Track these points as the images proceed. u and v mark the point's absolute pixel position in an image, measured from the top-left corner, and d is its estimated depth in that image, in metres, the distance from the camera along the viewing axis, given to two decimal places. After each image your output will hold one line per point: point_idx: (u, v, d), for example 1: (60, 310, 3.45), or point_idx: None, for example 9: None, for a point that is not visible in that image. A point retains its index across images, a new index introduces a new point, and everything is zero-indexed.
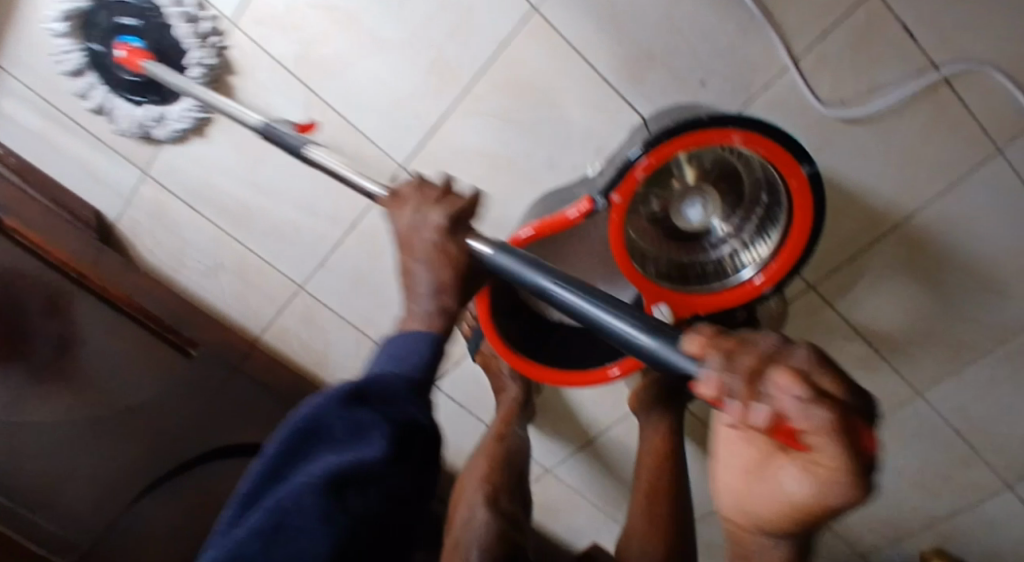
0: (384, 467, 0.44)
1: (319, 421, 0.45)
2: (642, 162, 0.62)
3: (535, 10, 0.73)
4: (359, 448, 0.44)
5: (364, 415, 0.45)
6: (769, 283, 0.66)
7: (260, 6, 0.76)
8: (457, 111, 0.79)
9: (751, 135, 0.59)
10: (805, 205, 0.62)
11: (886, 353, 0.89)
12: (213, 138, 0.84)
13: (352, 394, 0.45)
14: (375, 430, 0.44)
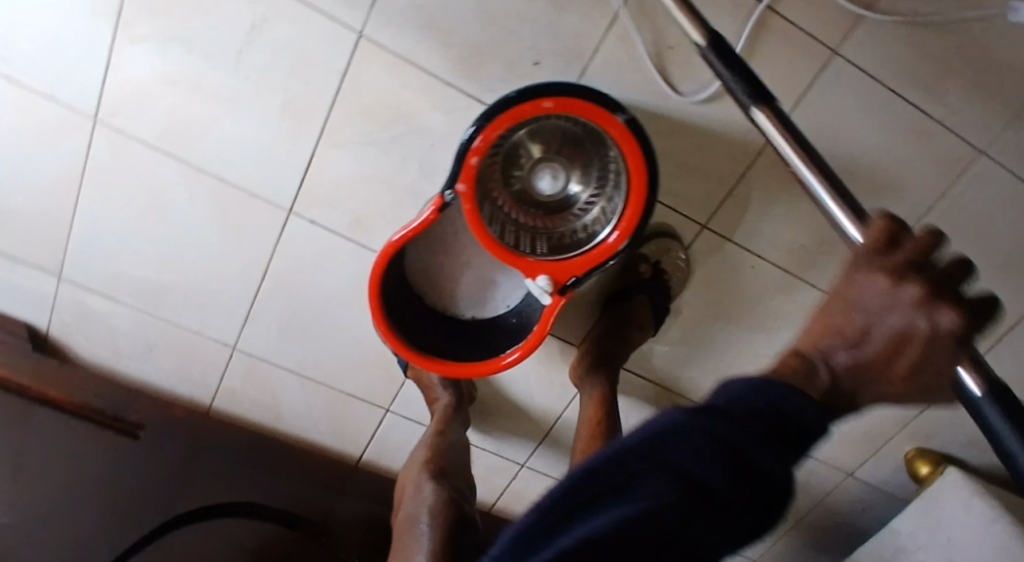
0: (611, 532, 0.38)
1: (638, 459, 0.41)
2: (473, 147, 0.65)
3: (360, 36, 0.77)
4: (623, 506, 0.39)
5: (625, 464, 0.41)
6: (627, 234, 0.70)
7: (114, 97, 0.80)
8: (322, 148, 0.83)
9: (559, 100, 0.63)
10: (633, 152, 0.66)
11: (797, 270, 0.92)
12: (112, 229, 0.88)
13: (679, 415, 0.42)
14: (684, 437, 0.41)
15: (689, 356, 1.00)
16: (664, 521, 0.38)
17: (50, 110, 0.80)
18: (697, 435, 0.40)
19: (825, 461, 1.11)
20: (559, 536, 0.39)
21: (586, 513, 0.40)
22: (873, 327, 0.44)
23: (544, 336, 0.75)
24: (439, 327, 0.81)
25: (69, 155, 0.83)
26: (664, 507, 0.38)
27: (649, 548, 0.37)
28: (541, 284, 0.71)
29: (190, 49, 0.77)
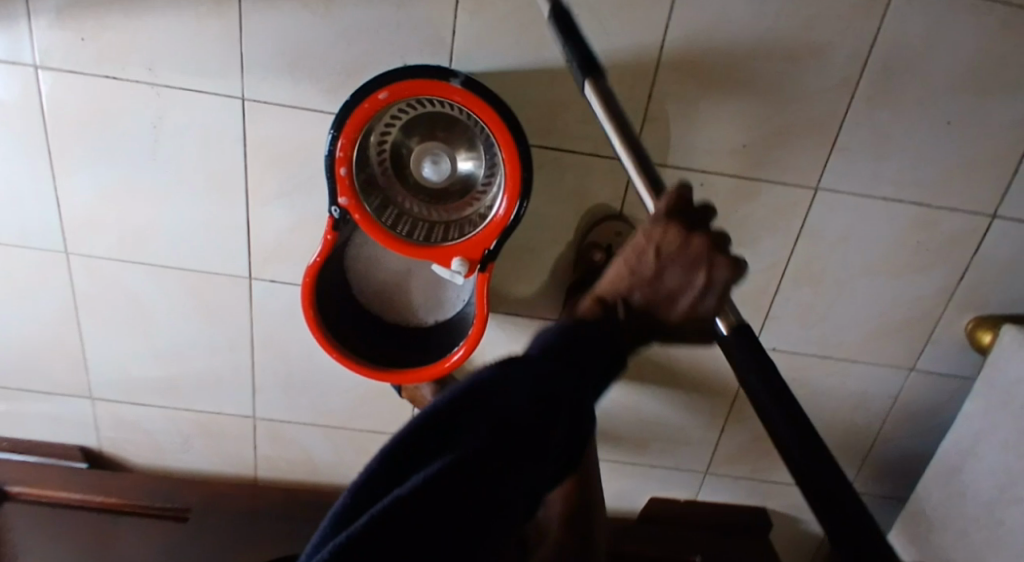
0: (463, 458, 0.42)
1: (481, 397, 0.45)
2: (337, 160, 0.68)
3: (244, 100, 0.83)
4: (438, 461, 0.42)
5: (445, 415, 0.44)
6: (515, 193, 0.69)
7: (72, 228, 0.90)
8: (253, 212, 0.89)
9: (392, 87, 0.65)
10: (484, 112, 0.66)
11: (752, 171, 0.86)
12: (115, 341, 0.98)
13: (485, 371, 0.47)
14: (495, 387, 0.46)
15: None
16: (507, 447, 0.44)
17: (30, 257, 0.92)
18: (525, 398, 0.46)
19: (876, 361, 1.01)
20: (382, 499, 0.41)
21: (448, 444, 0.43)
22: (661, 272, 0.56)
23: (484, 325, 0.75)
24: (398, 339, 0.84)
25: (57, 290, 0.94)
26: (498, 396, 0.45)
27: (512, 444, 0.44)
28: (455, 269, 0.72)
29: (115, 164, 0.86)
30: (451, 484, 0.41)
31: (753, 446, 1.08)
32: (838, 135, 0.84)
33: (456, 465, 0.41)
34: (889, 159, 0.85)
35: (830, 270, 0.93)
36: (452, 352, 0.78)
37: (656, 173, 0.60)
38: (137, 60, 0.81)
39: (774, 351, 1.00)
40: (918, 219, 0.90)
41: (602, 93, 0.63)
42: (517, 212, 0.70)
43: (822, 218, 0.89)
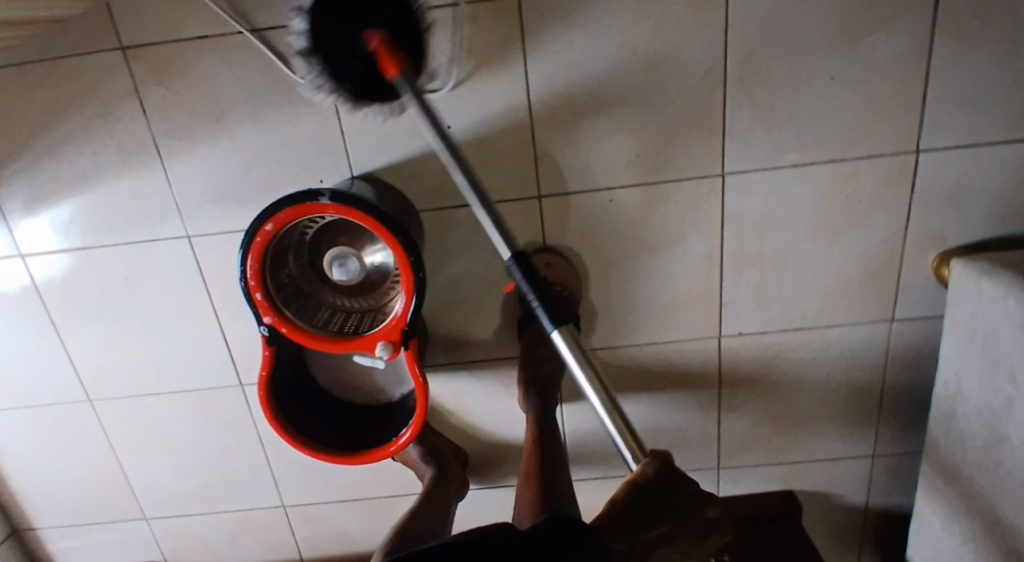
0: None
1: None
2: (251, 288, 0.77)
3: (190, 237, 0.94)
4: None
5: None
6: (411, 274, 0.76)
7: (89, 379, 1.04)
8: (226, 330, 1.00)
9: (276, 217, 0.74)
10: (359, 216, 0.73)
11: (653, 177, 0.90)
12: (150, 467, 1.11)
13: None
14: None
15: (626, 311, 0.98)
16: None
17: (63, 411, 1.07)
18: None
19: (852, 322, 0.99)
20: None
21: None
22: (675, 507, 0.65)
23: (427, 398, 0.82)
24: (365, 427, 0.91)
25: (92, 433, 1.08)
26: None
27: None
28: (380, 355, 0.79)
29: (107, 318, 1.00)
30: None
31: (756, 430, 1.08)
32: (723, 122, 0.87)
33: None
34: (782, 129, 0.87)
35: (765, 247, 0.93)
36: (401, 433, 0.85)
37: (548, 298, 0.71)
38: (98, 229, 0.94)
39: (741, 336, 1.00)
40: (835, 176, 0.90)
41: (525, 263, 0.71)
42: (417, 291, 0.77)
43: (737, 200, 0.91)
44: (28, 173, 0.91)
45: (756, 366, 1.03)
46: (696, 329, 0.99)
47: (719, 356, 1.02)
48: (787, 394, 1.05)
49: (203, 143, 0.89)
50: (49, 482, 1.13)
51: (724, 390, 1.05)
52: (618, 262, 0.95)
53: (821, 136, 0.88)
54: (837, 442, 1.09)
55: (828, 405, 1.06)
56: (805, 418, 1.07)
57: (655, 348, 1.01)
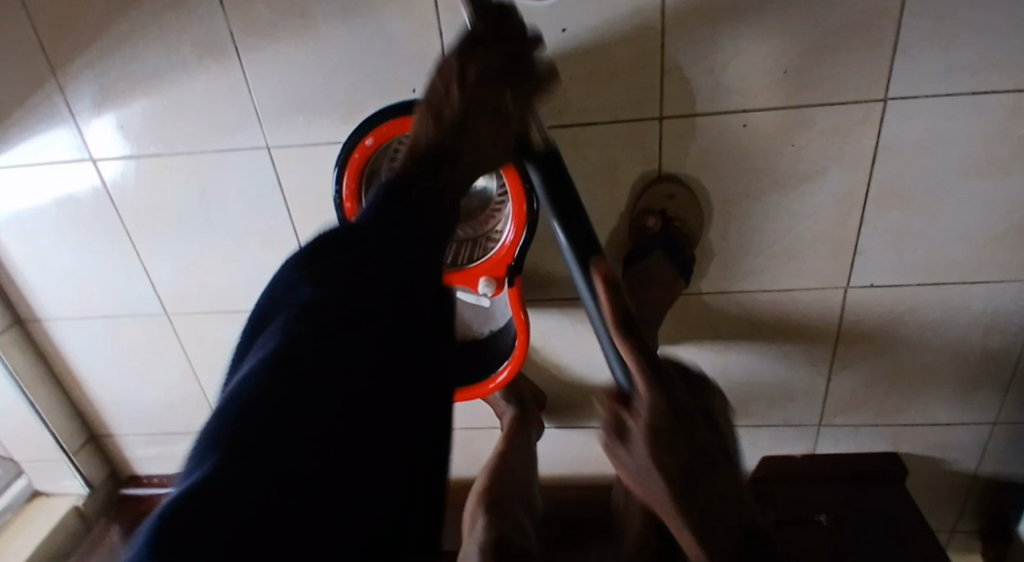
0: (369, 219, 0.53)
1: (337, 330, 0.47)
2: (346, 211, 0.70)
3: (270, 149, 0.86)
4: (265, 345, 0.47)
5: (270, 315, 0.51)
6: (521, 205, 0.68)
7: (167, 294, 1.01)
8: (305, 251, 0.94)
9: (376, 131, 0.66)
10: None
11: (800, 99, 0.77)
12: (227, 384, 1.09)
13: (275, 334, 0.47)
14: (276, 337, 0.47)
15: (747, 253, 0.88)
16: (329, 336, 0.46)
17: (139, 324, 1.04)
18: (305, 340, 0.46)
19: (1005, 277, 0.87)
20: (235, 372, 0.48)
21: (299, 370, 0.44)
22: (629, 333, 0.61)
23: (528, 345, 0.77)
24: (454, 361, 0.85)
25: (170, 347, 1.06)
26: (341, 363, 0.45)
27: (379, 280, 0.50)
28: (482, 292, 0.72)
29: (183, 233, 0.94)
30: (280, 368, 0.44)
31: (870, 389, 0.99)
32: (898, 33, 0.72)
33: (293, 334, 0.46)
34: (967, 45, 0.72)
35: (919, 188, 0.81)
36: (501, 369, 0.80)
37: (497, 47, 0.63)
38: (173, 135, 0.87)
39: (872, 288, 0.89)
40: (1020, 107, 0.75)
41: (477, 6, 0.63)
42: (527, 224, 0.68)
43: (898, 129, 0.78)
44: (98, 70, 0.83)
45: (881, 323, 0.92)
46: (820, 277, 0.89)
47: (842, 309, 0.92)
48: (911, 353, 0.95)
49: (287, 42, 0.79)
50: (128, 392, 1.12)
51: (842, 345, 0.95)
52: (744, 196, 0.83)
53: (1014, 55, 0.72)
54: (959, 407, 0.99)
55: (955, 365, 0.95)
56: (928, 379, 0.97)
57: (770, 294, 0.91)
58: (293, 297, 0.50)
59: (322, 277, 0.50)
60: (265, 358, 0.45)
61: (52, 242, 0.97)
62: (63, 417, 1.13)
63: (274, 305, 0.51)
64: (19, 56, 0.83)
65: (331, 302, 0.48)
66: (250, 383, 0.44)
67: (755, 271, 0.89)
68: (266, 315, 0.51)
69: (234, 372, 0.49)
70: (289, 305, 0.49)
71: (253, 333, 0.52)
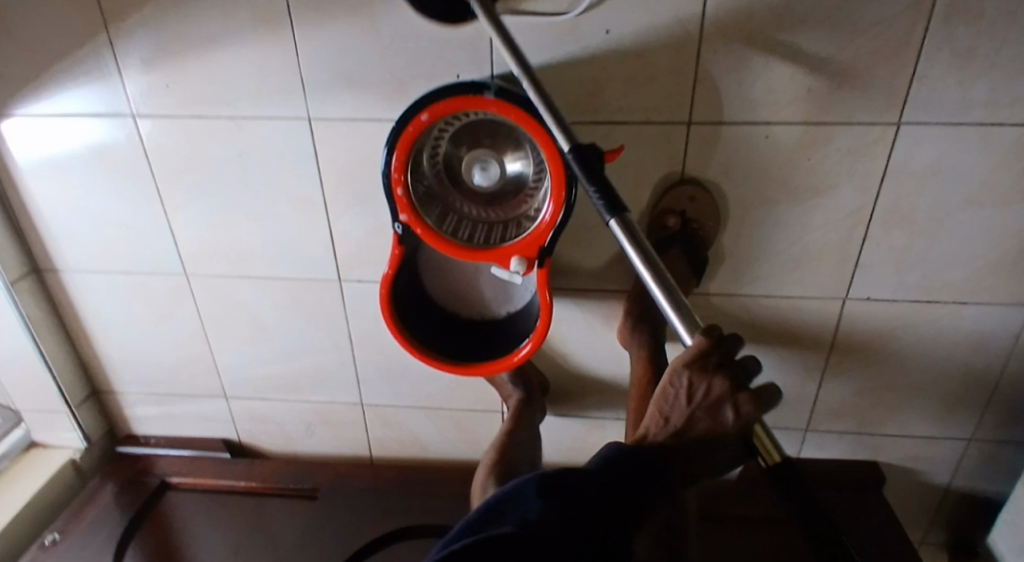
0: (600, 487, 0.60)
1: (566, 497, 0.58)
2: (393, 183, 0.73)
3: (311, 120, 0.89)
4: (522, 509, 0.57)
5: (506, 509, 0.58)
6: (561, 190, 0.71)
7: (190, 255, 1.03)
8: (332, 223, 0.97)
9: (432, 108, 0.69)
10: (521, 117, 0.67)
11: (821, 116, 0.82)
12: (238, 349, 1.11)
13: (527, 509, 0.56)
14: (531, 504, 0.57)
15: (756, 259, 0.93)
16: (554, 511, 0.56)
17: (158, 282, 1.06)
18: (542, 516, 0.56)
19: (991, 301, 0.93)
20: (467, 537, 0.56)
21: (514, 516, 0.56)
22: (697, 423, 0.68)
23: (550, 324, 0.80)
24: (473, 338, 0.89)
25: (186, 308, 1.08)
26: (556, 524, 0.55)
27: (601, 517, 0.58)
28: (514, 270, 0.76)
29: (213, 195, 0.97)
30: (529, 524, 0.55)
31: (857, 398, 1.04)
32: (916, 62, 0.78)
33: (537, 521, 0.55)
34: (977, 80, 0.78)
35: (921, 210, 0.87)
36: (522, 346, 0.83)
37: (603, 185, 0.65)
38: (216, 98, 0.89)
39: (869, 302, 0.95)
40: (1020, 142, 0.81)
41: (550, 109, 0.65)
42: (565, 208, 0.72)
43: (907, 153, 0.83)
44: (150, 28, 0.85)
45: (873, 336, 0.98)
46: (821, 287, 0.94)
47: (838, 319, 0.97)
48: (899, 367, 1.00)
49: (341, 17, 0.82)
50: (137, 349, 1.14)
51: (834, 355, 1.00)
52: (759, 203, 0.88)
53: (1018, 94, 0.79)
54: (937, 423, 1.05)
55: (938, 382, 1.01)
56: (911, 393, 1.03)
57: (773, 300, 0.96)
58: (520, 509, 0.57)
59: (553, 488, 0.59)
60: (496, 529, 0.54)
61: (82, 193, 0.99)
62: (69, 369, 1.14)
63: (517, 494, 0.59)
64: (74, 7, 0.85)
65: (558, 514, 0.56)
66: (507, 528, 0.55)
67: (762, 277, 0.94)
68: (495, 515, 0.58)
69: (476, 531, 0.57)
70: (533, 495, 0.58)
71: (488, 515, 0.58)
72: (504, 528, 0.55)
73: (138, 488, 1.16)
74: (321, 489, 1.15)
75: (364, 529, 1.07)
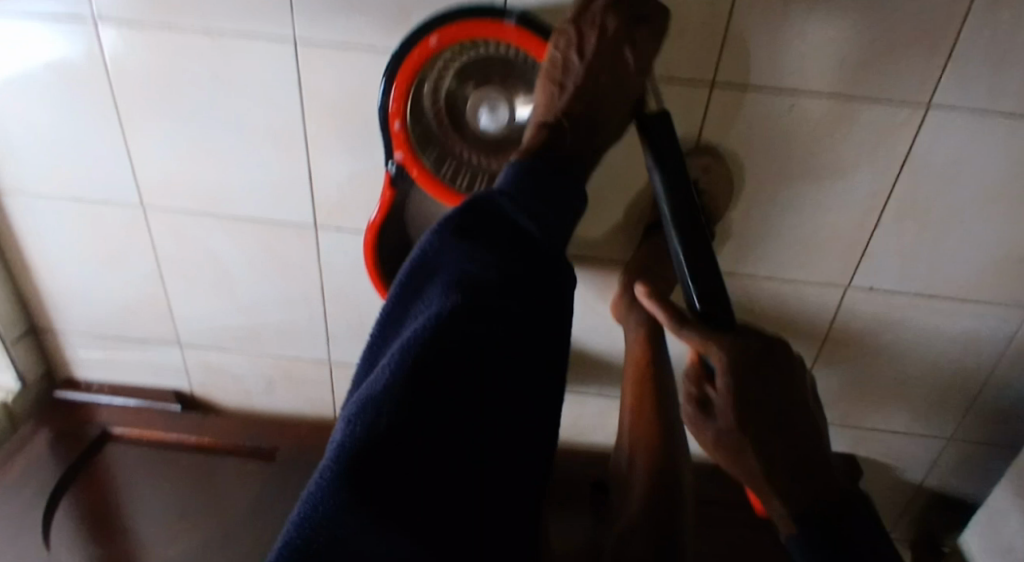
0: (541, 231, 0.56)
1: (488, 329, 0.52)
2: (390, 114, 0.66)
3: (296, 44, 0.80)
4: (433, 298, 0.54)
5: (421, 275, 0.57)
6: None
7: (149, 186, 0.93)
8: (312, 163, 0.88)
9: (442, 30, 0.62)
10: (540, 47, 0.63)
11: (849, 91, 0.77)
12: (196, 294, 1.02)
13: (443, 275, 0.55)
14: (441, 274, 0.55)
15: (763, 239, 0.88)
16: (475, 298, 0.53)
17: (111, 214, 0.96)
18: (480, 297, 0.53)
19: (992, 301, 0.90)
20: (394, 338, 0.56)
21: (446, 354, 0.51)
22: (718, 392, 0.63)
23: None
24: None
25: (140, 244, 0.98)
26: (474, 328, 0.52)
27: (520, 255, 0.55)
28: None
29: (179, 120, 0.87)
30: (441, 320, 0.52)
31: (845, 391, 1.02)
32: (955, 41, 0.73)
33: (460, 298, 0.53)
34: (1015, 67, 0.74)
35: (937, 200, 0.83)
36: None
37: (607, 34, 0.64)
38: (189, 8, 0.79)
39: (871, 292, 0.92)
40: None
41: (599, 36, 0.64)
42: None
43: (932, 139, 0.79)
44: None
45: (870, 329, 0.95)
46: (825, 274, 0.91)
47: (837, 309, 0.94)
48: (891, 361, 0.98)
49: None
50: (83, 287, 1.03)
51: (828, 345, 0.97)
52: (774, 179, 0.84)
53: None
54: (919, 420, 1.03)
55: (927, 380, 0.99)
56: (898, 389, 1.00)
57: (774, 284, 0.92)
58: (445, 269, 0.55)
59: (471, 240, 0.55)
60: (428, 331, 0.51)
61: (28, 105, 0.88)
62: (4, 302, 1.04)
63: (420, 270, 0.57)
64: None
65: (487, 275, 0.54)
66: (434, 310, 0.53)
67: (765, 258, 0.90)
68: (422, 276, 0.56)
69: (400, 326, 0.56)
70: (448, 280, 0.55)
71: (399, 301, 0.58)
72: (443, 304, 0.52)
73: (76, 436, 1.06)
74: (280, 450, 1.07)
75: None
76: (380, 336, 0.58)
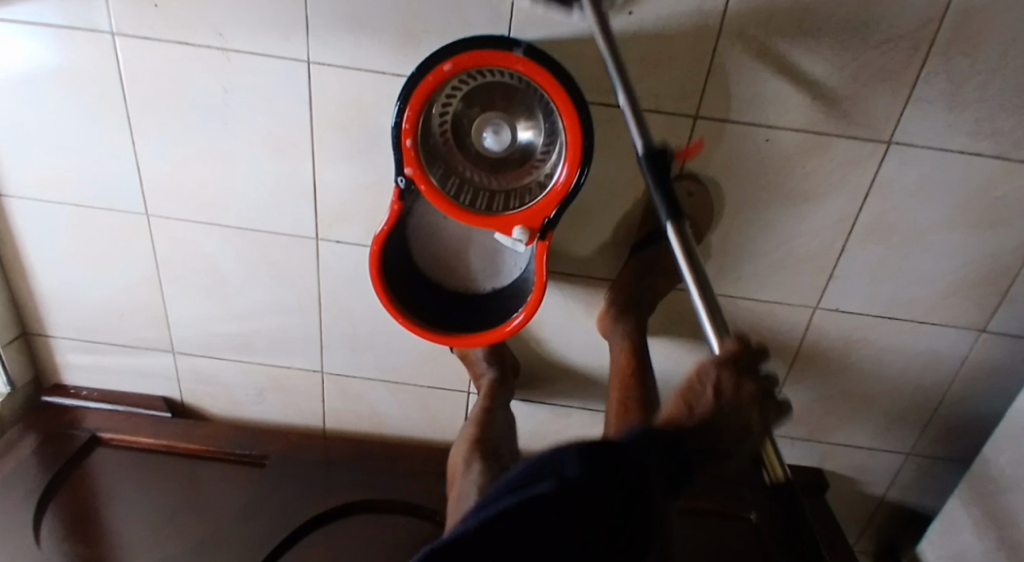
0: (659, 490, 0.53)
1: (615, 473, 0.51)
2: (403, 133, 0.71)
3: (310, 64, 0.85)
4: (540, 484, 0.49)
5: (540, 470, 0.51)
6: (576, 161, 0.70)
7: (154, 194, 0.96)
8: (317, 176, 0.92)
9: (456, 59, 0.67)
10: (546, 78, 0.67)
11: (820, 126, 0.85)
12: (193, 301, 1.05)
13: (566, 462, 0.50)
14: (567, 463, 0.50)
15: (740, 261, 0.95)
16: (578, 495, 0.48)
17: (115, 220, 0.98)
18: (578, 480, 0.49)
19: (946, 323, 0.98)
20: (490, 503, 0.51)
21: (549, 498, 0.48)
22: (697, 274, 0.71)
23: (544, 295, 0.78)
24: (457, 310, 0.87)
25: (141, 251, 1.01)
26: (595, 504, 0.48)
27: (622, 486, 0.50)
28: (515, 239, 0.74)
29: (191, 131, 0.90)
30: (553, 500, 0.48)
31: (813, 406, 1.08)
32: (913, 85, 0.82)
33: (558, 488, 0.48)
34: (965, 110, 0.82)
35: (897, 229, 0.91)
36: (513, 317, 0.81)
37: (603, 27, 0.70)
38: (208, 26, 0.83)
39: (837, 312, 0.98)
40: (993, 173, 0.86)
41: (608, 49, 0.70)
42: (579, 178, 0.71)
43: (894, 172, 0.87)
44: None
45: (836, 348, 1.02)
46: (795, 295, 0.97)
47: (807, 328, 1.00)
48: (853, 379, 1.05)
49: None
50: (80, 291, 1.05)
51: (797, 363, 1.04)
52: (751, 205, 0.90)
53: (999, 128, 0.83)
54: (881, 436, 1.10)
55: (888, 397, 1.06)
56: (863, 406, 1.07)
57: (749, 303, 0.99)
58: (558, 472, 0.50)
59: (595, 460, 0.51)
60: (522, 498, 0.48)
61: (41, 113, 0.91)
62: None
63: (542, 466, 0.51)
64: None
65: (593, 484, 0.49)
66: (545, 488, 0.48)
67: (741, 278, 0.96)
68: (535, 473, 0.51)
69: (501, 494, 0.51)
70: (554, 473, 0.50)
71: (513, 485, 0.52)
72: (542, 487, 0.48)
73: (63, 441, 1.07)
74: (268, 457, 1.09)
75: (313, 503, 1.02)
76: (487, 498, 0.52)
